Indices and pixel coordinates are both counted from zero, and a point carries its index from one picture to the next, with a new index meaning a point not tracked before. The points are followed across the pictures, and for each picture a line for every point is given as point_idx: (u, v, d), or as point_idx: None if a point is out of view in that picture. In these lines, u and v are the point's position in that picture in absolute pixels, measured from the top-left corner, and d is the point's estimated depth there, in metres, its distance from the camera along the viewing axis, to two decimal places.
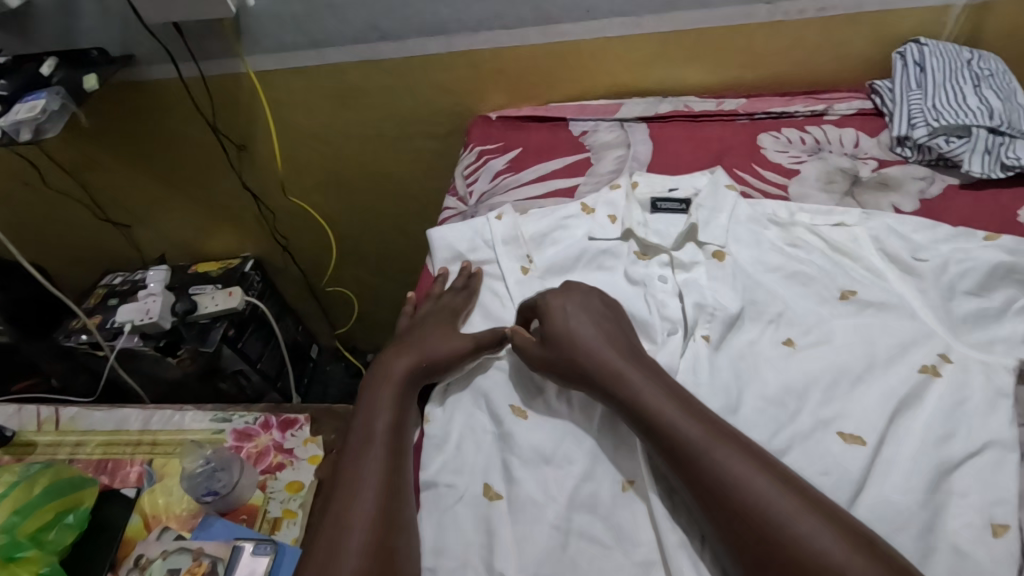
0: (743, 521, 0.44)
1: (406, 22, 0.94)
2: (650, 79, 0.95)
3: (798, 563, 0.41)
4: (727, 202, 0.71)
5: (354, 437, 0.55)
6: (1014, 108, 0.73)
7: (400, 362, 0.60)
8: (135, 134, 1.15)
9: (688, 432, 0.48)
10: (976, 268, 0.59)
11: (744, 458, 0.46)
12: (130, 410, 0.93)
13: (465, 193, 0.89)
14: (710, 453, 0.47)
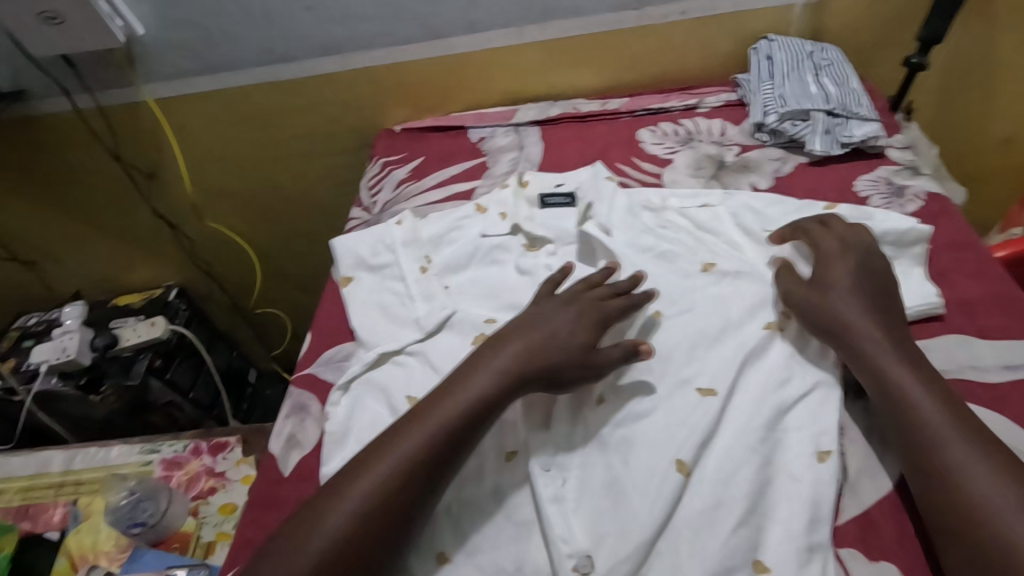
0: (924, 449, 0.47)
1: (300, 44, 0.97)
2: (540, 84, 1.01)
3: (958, 486, 0.44)
4: (606, 193, 0.78)
5: (406, 416, 0.53)
6: (848, 93, 0.83)
7: (513, 340, 0.58)
8: (36, 168, 1.13)
9: (875, 352, 0.53)
10: (814, 233, 0.66)
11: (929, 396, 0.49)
12: (55, 454, 1.00)
13: (369, 203, 0.93)
14: (903, 390, 0.50)
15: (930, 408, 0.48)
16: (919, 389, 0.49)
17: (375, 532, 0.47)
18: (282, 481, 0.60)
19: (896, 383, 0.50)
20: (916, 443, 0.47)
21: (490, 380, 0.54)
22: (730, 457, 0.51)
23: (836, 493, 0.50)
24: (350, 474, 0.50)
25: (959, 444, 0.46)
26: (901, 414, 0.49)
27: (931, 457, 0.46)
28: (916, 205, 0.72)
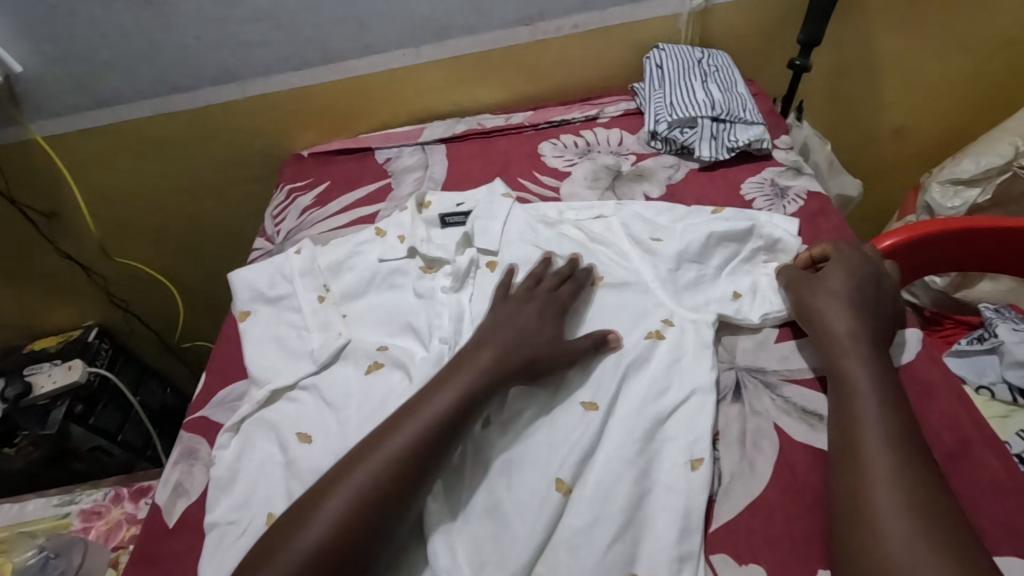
0: (856, 443, 0.48)
1: (193, 73, 0.94)
2: (444, 102, 1.01)
3: (877, 478, 0.45)
4: (502, 210, 0.77)
5: (388, 423, 0.54)
6: (733, 97, 0.85)
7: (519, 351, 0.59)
8: None
9: (845, 348, 0.54)
10: (695, 239, 0.67)
11: (879, 394, 0.50)
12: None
13: (273, 232, 0.91)
14: (852, 387, 0.51)
15: (876, 409, 0.49)
16: (879, 387, 0.50)
17: (355, 546, 0.46)
18: (169, 533, 0.58)
19: (855, 373, 0.52)
20: (851, 443, 0.48)
21: (468, 384, 0.55)
22: (608, 472, 0.52)
23: (710, 500, 0.51)
24: (328, 486, 0.50)
25: (883, 447, 0.47)
26: (848, 414, 0.50)
27: (858, 451, 0.47)
28: (796, 205, 0.74)
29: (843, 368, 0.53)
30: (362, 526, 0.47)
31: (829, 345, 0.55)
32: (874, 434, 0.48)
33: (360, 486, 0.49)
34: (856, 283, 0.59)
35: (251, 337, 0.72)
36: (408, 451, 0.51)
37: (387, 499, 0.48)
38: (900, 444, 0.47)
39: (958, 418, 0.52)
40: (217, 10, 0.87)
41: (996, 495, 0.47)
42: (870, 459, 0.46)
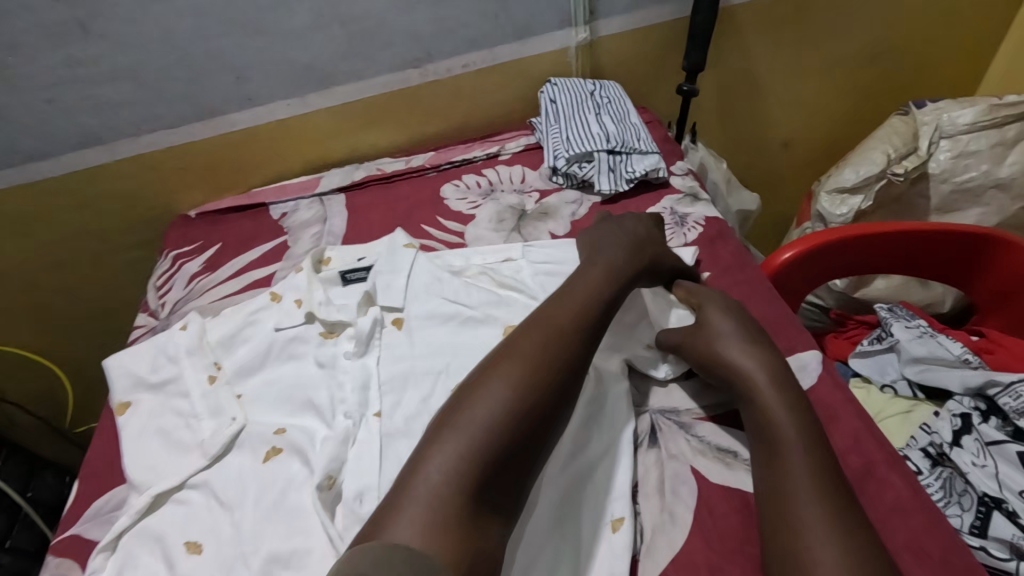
0: (779, 480, 0.47)
1: (49, 139, 0.85)
2: (340, 148, 0.97)
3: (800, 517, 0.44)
4: (405, 261, 0.74)
5: (537, 319, 0.58)
6: (628, 128, 0.86)
7: (625, 246, 0.66)
8: None
9: (763, 386, 0.53)
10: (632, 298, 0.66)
11: (794, 420, 0.50)
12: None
13: (156, 306, 0.83)
14: (769, 417, 0.51)
15: (796, 446, 0.48)
16: (798, 426, 0.50)
17: (529, 416, 0.49)
18: None
19: (769, 404, 0.52)
20: (776, 491, 0.47)
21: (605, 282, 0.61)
22: (530, 544, 0.49)
23: (633, 559, 0.49)
24: (483, 380, 0.51)
25: (808, 487, 0.46)
26: (774, 460, 0.48)
27: (782, 489, 0.46)
28: (696, 232, 0.75)
29: (760, 408, 0.52)
30: (527, 406, 0.50)
31: (743, 386, 0.54)
32: (803, 477, 0.46)
33: (532, 362, 0.52)
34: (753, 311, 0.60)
35: (138, 430, 0.64)
36: (566, 344, 0.54)
37: (558, 368, 0.53)
38: (822, 475, 0.46)
39: (861, 440, 0.53)
40: (70, 71, 0.79)
41: (903, 515, 0.48)
42: (793, 497, 0.45)
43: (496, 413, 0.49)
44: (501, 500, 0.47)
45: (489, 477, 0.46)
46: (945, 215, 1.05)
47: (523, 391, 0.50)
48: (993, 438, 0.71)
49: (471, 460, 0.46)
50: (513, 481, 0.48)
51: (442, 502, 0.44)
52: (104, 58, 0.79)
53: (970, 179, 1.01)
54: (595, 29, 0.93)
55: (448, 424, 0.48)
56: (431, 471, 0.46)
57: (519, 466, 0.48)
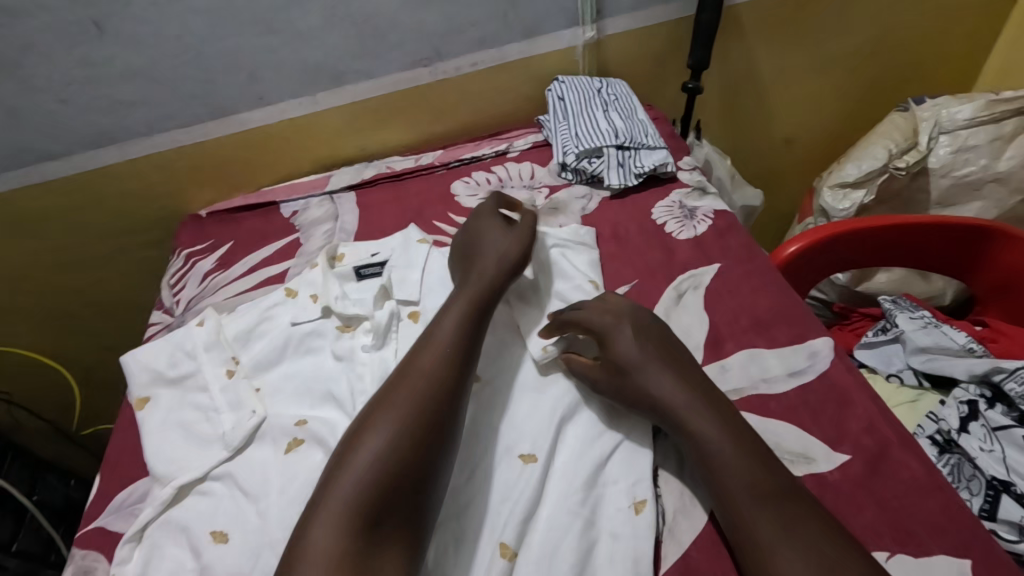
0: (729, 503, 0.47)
1: (64, 139, 0.86)
2: (349, 147, 0.98)
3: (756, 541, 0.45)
4: (419, 256, 0.75)
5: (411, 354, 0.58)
6: (635, 124, 0.88)
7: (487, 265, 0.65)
8: None
9: (682, 408, 0.52)
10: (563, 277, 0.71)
11: (722, 440, 0.49)
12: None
13: (171, 303, 0.83)
14: (695, 438, 0.50)
15: (732, 468, 0.48)
16: (728, 447, 0.49)
17: (412, 457, 0.50)
18: None
19: (695, 423, 0.51)
20: (731, 512, 0.47)
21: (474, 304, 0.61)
22: (553, 528, 0.50)
23: (656, 542, 0.50)
24: (361, 429, 0.52)
25: (756, 509, 0.46)
26: (719, 479, 0.48)
27: (735, 509, 0.46)
28: (706, 224, 0.76)
29: (688, 433, 0.51)
30: (411, 441, 0.50)
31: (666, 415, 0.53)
32: (748, 505, 0.46)
33: (406, 405, 0.53)
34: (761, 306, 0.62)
35: (155, 426, 0.65)
36: (438, 378, 0.54)
37: (432, 408, 0.53)
38: (765, 493, 0.46)
39: (875, 423, 0.54)
40: (84, 72, 0.80)
41: (917, 496, 0.49)
42: (746, 521, 0.46)
43: (375, 461, 0.49)
44: (408, 528, 0.47)
45: (382, 515, 0.47)
46: (945, 209, 1.07)
47: (415, 422, 0.52)
48: (999, 423, 0.72)
49: (364, 495, 0.47)
50: (415, 517, 0.48)
51: (338, 547, 0.45)
52: (118, 59, 0.80)
53: (969, 172, 1.02)
54: (602, 27, 0.95)
55: (333, 478, 0.49)
56: (321, 521, 0.46)
57: (417, 500, 0.49)
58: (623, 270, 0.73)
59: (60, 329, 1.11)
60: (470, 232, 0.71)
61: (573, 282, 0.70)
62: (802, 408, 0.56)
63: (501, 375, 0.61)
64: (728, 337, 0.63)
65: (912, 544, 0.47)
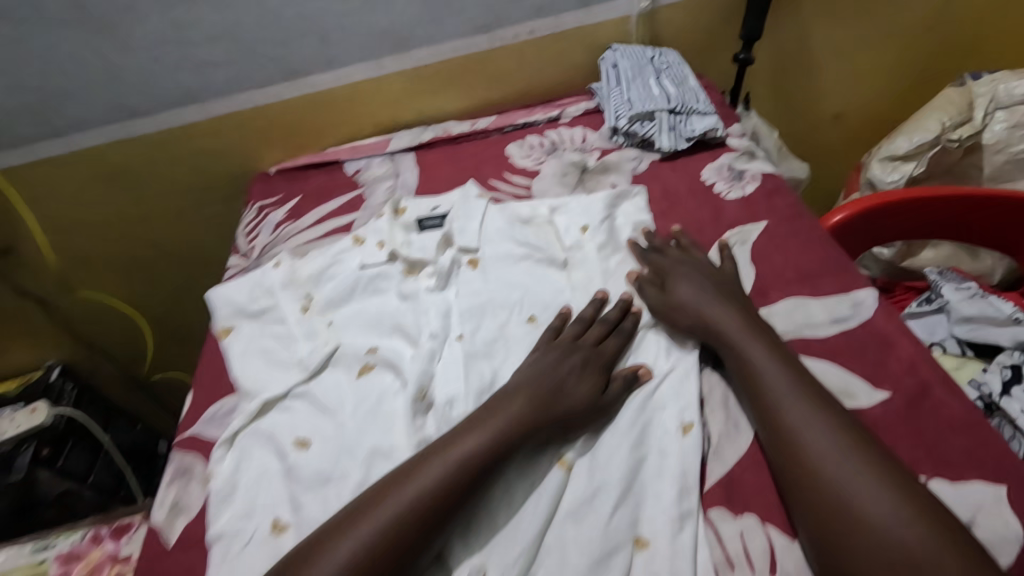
0: (763, 397, 0.53)
1: (155, 96, 0.94)
2: (409, 112, 1.03)
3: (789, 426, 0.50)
4: (477, 209, 0.80)
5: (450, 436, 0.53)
6: (686, 91, 0.90)
7: (560, 370, 0.58)
8: None
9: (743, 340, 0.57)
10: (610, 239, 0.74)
11: (759, 346, 0.56)
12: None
13: (247, 249, 0.90)
14: (738, 345, 0.56)
15: (771, 363, 0.54)
16: (770, 362, 0.54)
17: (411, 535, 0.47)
18: (170, 552, 0.56)
19: (735, 335, 0.57)
20: (762, 397, 0.53)
21: (494, 434, 0.52)
22: (606, 447, 0.54)
23: (702, 460, 0.54)
24: (374, 498, 0.49)
25: (793, 400, 0.51)
26: (753, 379, 0.54)
27: (768, 402, 0.52)
28: (754, 185, 0.79)
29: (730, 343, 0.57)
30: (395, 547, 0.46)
31: (759, 391, 0.53)
32: (837, 474, 0.46)
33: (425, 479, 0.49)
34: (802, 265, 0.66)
35: (239, 351, 0.72)
36: (466, 465, 0.50)
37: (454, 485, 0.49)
38: (802, 387, 0.52)
39: (917, 365, 0.56)
40: (175, 33, 0.87)
41: (956, 428, 0.52)
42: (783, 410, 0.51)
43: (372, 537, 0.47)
44: None
45: None
46: (998, 185, 1.06)
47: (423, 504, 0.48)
48: None
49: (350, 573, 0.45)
50: None
51: None
52: (207, 22, 0.87)
53: None
54: None
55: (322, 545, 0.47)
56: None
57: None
58: (672, 226, 0.77)
59: (135, 276, 1.20)
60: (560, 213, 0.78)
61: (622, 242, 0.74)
62: (844, 350, 0.59)
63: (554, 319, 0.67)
64: (774, 286, 0.66)
65: (949, 470, 0.50)
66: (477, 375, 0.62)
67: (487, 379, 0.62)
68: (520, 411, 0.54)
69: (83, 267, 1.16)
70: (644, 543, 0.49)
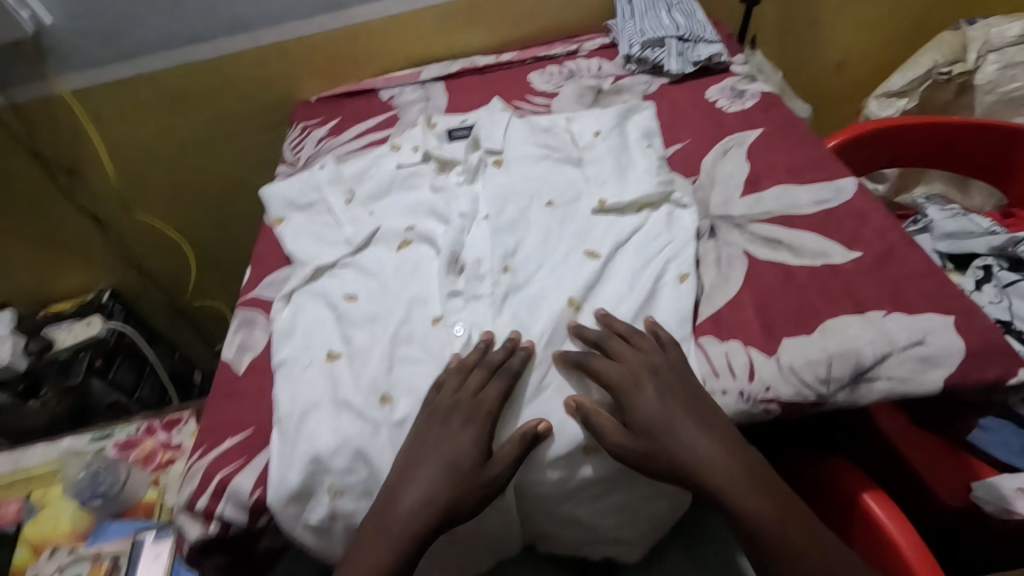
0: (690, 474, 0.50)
1: (209, 23, 1.04)
2: (439, 46, 1.13)
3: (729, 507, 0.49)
4: (502, 119, 0.88)
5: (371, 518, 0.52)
6: (694, 22, 0.98)
7: (435, 458, 0.53)
8: None
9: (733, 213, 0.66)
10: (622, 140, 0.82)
11: (672, 410, 0.52)
12: (27, 451, 1.17)
13: (293, 160, 1.00)
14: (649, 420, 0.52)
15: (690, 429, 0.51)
16: (689, 434, 0.51)
17: None
18: (241, 375, 0.67)
19: (644, 402, 0.53)
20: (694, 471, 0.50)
21: (412, 506, 0.51)
22: (615, 294, 0.63)
23: (696, 305, 0.63)
24: None
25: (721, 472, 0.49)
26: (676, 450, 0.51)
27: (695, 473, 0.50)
28: (753, 101, 0.87)
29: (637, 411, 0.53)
30: None
31: (680, 463, 0.51)
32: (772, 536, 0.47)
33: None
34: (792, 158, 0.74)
35: (290, 233, 0.82)
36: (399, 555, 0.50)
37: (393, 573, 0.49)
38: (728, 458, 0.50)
39: (886, 232, 0.65)
40: None
41: (916, 277, 0.60)
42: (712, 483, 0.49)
43: None
44: None
45: None
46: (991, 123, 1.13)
47: None
48: (1009, 281, 0.82)
49: None
50: None
51: None
52: None
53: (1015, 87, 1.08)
54: None
55: None
56: None
57: None
58: (678, 135, 0.85)
59: (181, 202, 1.30)
60: (576, 122, 0.86)
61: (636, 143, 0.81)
62: (825, 222, 0.67)
63: (570, 204, 0.75)
64: (766, 177, 0.74)
65: (906, 306, 0.58)
66: (502, 242, 0.71)
67: (512, 246, 0.70)
68: (426, 492, 0.51)
69: (136, 191, 1.26)
70: None
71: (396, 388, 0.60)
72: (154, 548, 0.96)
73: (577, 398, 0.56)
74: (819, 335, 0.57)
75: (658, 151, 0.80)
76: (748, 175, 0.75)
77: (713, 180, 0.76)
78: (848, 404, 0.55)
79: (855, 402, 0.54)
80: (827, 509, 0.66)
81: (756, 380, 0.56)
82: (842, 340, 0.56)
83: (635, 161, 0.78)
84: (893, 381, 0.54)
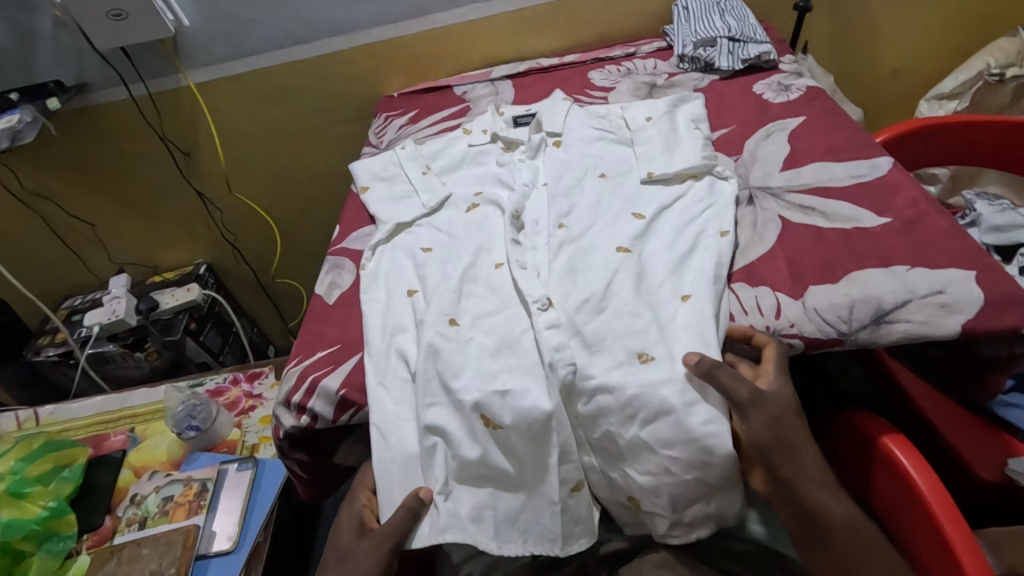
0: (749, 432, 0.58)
1: (314, 26, 1.20)
2: (508, 49, 1.26)
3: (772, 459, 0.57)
4: (563, 107, 0.97)
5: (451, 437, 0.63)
6: (746, 25, 1.07)
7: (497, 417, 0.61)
8: (98, 162, 1.37)
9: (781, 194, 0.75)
10: (675, 121, 0.90)
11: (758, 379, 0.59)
12: (132, 393, 1.31)
13: (377, 142, 1.14)
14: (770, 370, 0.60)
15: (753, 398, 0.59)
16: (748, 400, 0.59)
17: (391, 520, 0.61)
18: (331, 305, 0.80)
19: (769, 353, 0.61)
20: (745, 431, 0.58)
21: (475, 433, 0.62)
22: (658, 248, 0.72)
23: (732, 257, 0.71)
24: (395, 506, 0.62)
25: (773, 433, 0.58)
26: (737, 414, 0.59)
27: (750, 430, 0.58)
28: (799, 93, 0.93)
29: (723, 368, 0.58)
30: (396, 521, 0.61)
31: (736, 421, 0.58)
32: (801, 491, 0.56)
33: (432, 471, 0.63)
34: (831, 144, 0.81)
35: (372, 198, 0.94)
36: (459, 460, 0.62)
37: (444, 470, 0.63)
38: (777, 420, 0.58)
39: (918, 203, 0.69)
40: None
41: (941, 239, 0.65)
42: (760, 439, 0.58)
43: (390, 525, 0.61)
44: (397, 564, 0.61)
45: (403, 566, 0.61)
46: None
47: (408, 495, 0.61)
48: None
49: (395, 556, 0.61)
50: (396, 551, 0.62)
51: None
52: None
53: None
54: None
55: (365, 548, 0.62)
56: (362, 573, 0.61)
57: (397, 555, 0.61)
58: (724, 123, 0.93)
59: (275, 185, 1.47)
60: (630, 108, 0.95)
61: (687, 123, 0.89)
62: (858, 192, 0.73)
63: (621, 177, 0.83)
64: (804, 156, 0.80)
65: (931, 263, 0.63)
66: (559, 206, 0.80)
67: (567, 208, 0.79)
68: (508, 430, 0.61)
69: (239, 172, 1.44)
70: (688, 297, 0.65)
71: (462, 314, 0.70)
72: (237, 478, 1.09)
73: (628, 320, 0.64)
74: (843, 283, 0.63)
75: (704, 133, 0.88)
76: (789, 154, 0.82)
77: (755, 158, 0.83)
78: (868, 343, 0.61)
79: (874, 341, 0.60)
80: (854, 462, 0.70)
81: (781, 318, 0.64)
82: (866, 290, 0.62)
83: (682, 141, 0.86)
84: (911, 324, 0.59)
